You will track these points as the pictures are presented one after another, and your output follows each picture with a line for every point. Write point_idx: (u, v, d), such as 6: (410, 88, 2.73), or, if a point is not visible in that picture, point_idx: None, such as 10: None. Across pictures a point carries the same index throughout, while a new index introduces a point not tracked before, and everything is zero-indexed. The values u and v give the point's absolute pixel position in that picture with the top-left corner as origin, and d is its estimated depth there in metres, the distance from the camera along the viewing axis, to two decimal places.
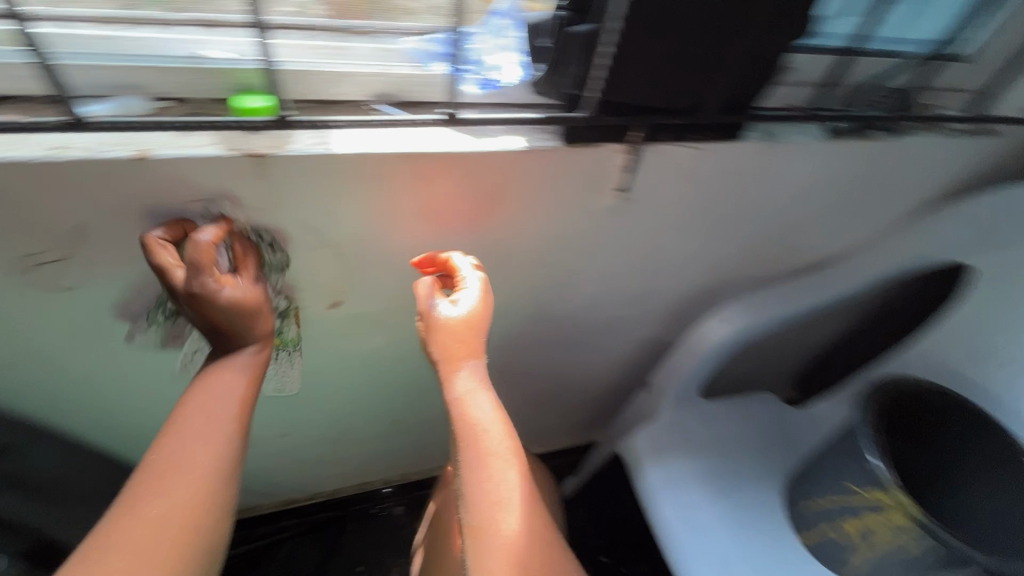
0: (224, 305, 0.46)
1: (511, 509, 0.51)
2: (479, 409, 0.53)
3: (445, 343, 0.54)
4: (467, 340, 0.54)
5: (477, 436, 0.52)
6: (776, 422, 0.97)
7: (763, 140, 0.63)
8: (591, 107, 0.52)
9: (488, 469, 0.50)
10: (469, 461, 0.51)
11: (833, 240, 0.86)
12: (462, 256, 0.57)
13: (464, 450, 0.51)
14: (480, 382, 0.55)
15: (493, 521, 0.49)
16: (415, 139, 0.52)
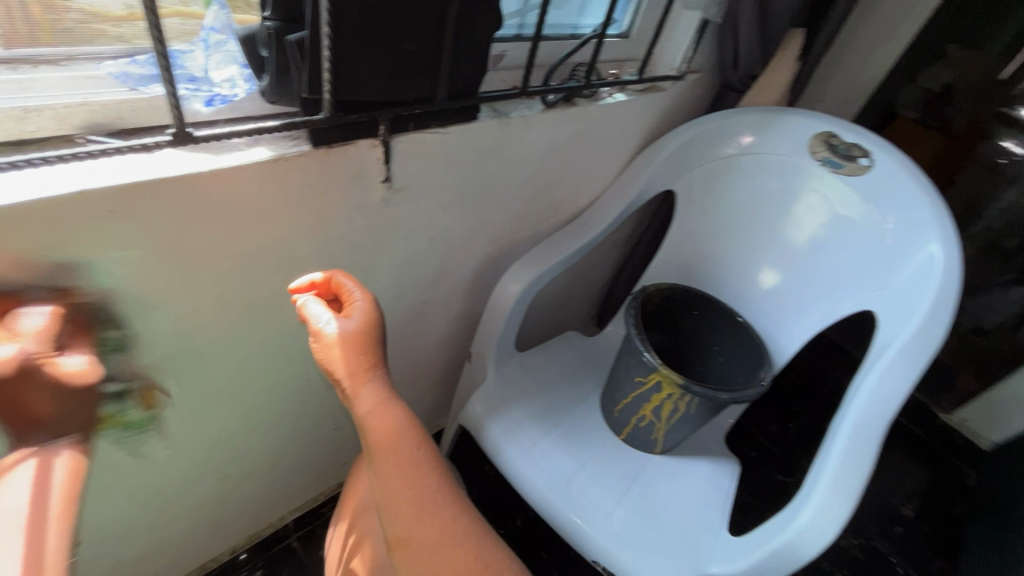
0: None
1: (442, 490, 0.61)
2: (393, 424, 0.61)
3: (347, 364, 0.60)
4: (365, 358, 0.61)
5: (395, 445, 0.60)
6: (581, 352, 1.15)
7: (496, 118, 0.74)
8: (328, 107, 0.53)
9: (412, 465, 0.60)
10: (390, 463, 0.59)
11: (579, 191, 1.04)
12: (345, 279, 0.63)
13: (385, 460, 0.59)
14: (387, 392, 0.63)
15: (418, 500, 0.59)
16: (146, 166, 0.49)
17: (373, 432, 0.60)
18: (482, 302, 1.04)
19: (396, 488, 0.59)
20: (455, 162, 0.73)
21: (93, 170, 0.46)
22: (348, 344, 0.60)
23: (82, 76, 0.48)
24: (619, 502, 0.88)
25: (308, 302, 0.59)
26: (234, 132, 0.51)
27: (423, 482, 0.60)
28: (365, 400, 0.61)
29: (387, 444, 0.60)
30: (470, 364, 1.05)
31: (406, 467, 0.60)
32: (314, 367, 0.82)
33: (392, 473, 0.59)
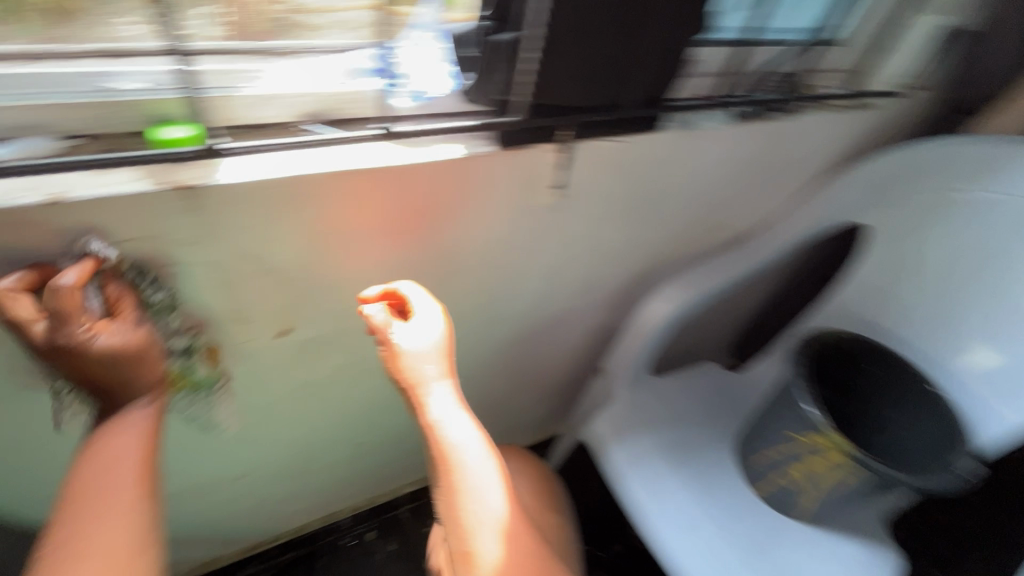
0: (100, 354, 0.42)
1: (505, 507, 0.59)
2: (464, 437, 0.57)
3: (419, 379, 0.54)
4: (439, 372, 0.55)
5: (464, 460, 0.56)
6: (719, 388, 1.04)
7: (681, 129, 0.69)
8: (522, 111, 0.54)
9: (475, 480, 0.57)
10: (458, 478, 0.56)
11: (748, 214, 0.94)
12: (415, 290, 0.56)
13: (451, 474, 0.56)
14: (459, 403, 0.58)
15: (479, 517, 0.57)
16: (350, 157, 0.51)
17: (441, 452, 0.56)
18: (621, 317, 0.99)
19: (457, 502, 0.57)
20: (628, 172, 0.69)
21: (310, 157, 0.50)
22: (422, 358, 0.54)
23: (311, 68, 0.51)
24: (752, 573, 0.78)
25: (378, 315, 0.54)
26: (430, 129, 0.52)
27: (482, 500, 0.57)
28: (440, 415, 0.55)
29: (457, 458, 0.56)
30: (599, 379, 1.00)
31: (468, 483, 0.57)
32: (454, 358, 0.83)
33: (454, 488, 0.56)
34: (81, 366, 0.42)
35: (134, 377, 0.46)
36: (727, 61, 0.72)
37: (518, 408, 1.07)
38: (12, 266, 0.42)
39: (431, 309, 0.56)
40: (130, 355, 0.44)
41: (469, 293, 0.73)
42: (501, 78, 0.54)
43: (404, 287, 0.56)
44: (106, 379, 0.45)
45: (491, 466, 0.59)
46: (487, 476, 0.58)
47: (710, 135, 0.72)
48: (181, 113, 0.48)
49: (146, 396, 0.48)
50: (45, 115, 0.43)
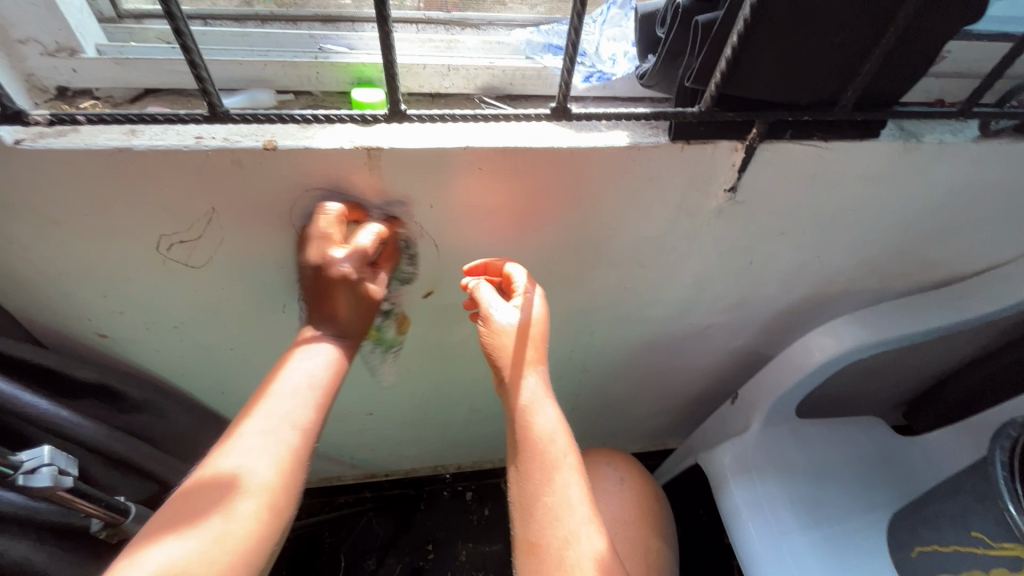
0: (349, 293, 0.51)
1: (583, 512, 0.51)
2: (546, 424, 0.53)
3: (515, 351, 0.53)
4: (534, 353, 0.54)
5: (543, 446, 0.52)
6: (883, 450, 0.88)
7: (901, 140, 0.57)
8: (706, 102, 0.47)
9: (552, 469, 0.52)
10: (533, 466, 0.52)
11: (973, 254, 0.75)
12: (517, 266, 0.55)
13: (529, 460, 0.52)
14: (548, 394, 0.55)
15: (550, 510, 0.51)
16: (517, 134, 0.51)
17: (528, 433, 0.53)
18: (773, 344, 0.88)
19: (531, 491, 0.52)
20: (819, 183, 0.59)
21: (479, 132, 0.50)
22: (516, 334, 0.53)
23: (493, 41, 0.53)
24: None
25: (479, 287, 0.56)
26: (602, 114, 0.49)
27: (556, 494, 0.51)
28: (525, 395, 0.54)
29: (536, 441, 0.52)
30: (732, 406, 0.90)
31: (544, 470, 0.52)
32: (581, 351, 0.81)
33: (529, 473, 0.52)
34: (335, 292, 0.50)
35: (334, 300, 0.51)
36: (988, 60, 0.57)
37: (635, 414, 1.02)
38: (228, 198, 0.50)
39: (534, 290, 0.55)
40: (367, 305, 0.53)
41: (608, 288, 0.70)
42: (688, 62, 0.47)
43: (514, 270, 0.56)
44: (326, 306, 0.51)
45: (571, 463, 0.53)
46: (565, 472, 0.52)
47: (941, 152, 0.58)
48: (375, 79, 0.52)
49: (346, 338, 0.53)
50: (270, 71, 0.49)
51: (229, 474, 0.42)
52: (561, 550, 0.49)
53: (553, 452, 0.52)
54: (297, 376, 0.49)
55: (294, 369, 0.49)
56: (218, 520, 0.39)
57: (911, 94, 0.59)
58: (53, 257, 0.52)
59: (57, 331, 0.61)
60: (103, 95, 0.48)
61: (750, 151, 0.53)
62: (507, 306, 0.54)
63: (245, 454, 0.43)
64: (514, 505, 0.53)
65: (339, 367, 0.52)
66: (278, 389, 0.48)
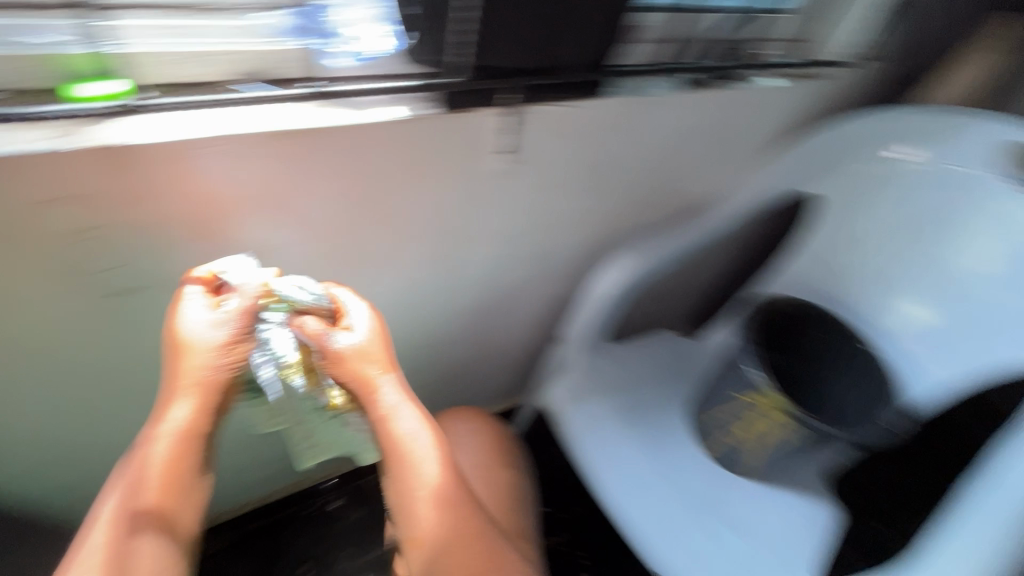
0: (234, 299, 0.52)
1: (428, 461, 0.55)
2: (406, 432, 0.54)
3: (357, 370, 0.52)
4: (378, 366, 0.53)
5: (405, 446, 0.54)
6: (675, 354, 1.07)
7: (628, 94, 0.69)
8: (467, 72, 0.53)
9: (420, 470, 0.55)
10: (402, 467, 0.55)
11: (704, 180, 0.95)
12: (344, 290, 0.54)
13: (397, 462, 0.55)
14: (405, 395, 0.55)
15: (425, 507, 0.56)
16: (286, 116, 0.51)
17: (388, 440, 0.54)
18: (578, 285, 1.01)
19: (402, 484, 0.55)
20: (575, 137, 0.69)
21: (241, 117, 0.49)
22: (354, 355, 0.52)
23: (247, 24, 0.49)
24: (697, 520, 0.82)
25: (304, 320, 0.50)
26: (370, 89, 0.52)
27: (423, 479, 0.55)
28: (382, 403, 0.53)
29: (397, 447, 0.54)
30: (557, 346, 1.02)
31: (417, 474, 0.55)
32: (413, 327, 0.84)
33: (403, 481, 0.55)
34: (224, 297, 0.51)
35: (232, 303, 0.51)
36: (669, 26, 0.72)
37: (481, 376, 1.09)
38: None
39: (358, 307, 0.54)
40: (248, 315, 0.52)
41: (422, 261, 0.73)
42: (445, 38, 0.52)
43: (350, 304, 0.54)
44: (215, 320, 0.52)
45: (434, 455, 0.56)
46: (425, 463, 0.55)
47: (657, 102, 0.72)
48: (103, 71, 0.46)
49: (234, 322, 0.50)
50: None
51: (85, 541, 0.46)
52: (429, 520, 0.56)
53: (415, 455, 0.55)
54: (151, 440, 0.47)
55: (154, 435, 0.47)
56: None
57: (628, 56, 0.73)
58: None
59: None
60: None
61: (515, 113, 0.61)
62: (347, 328, 0.52)
63: (104, 518, 0.47)
64: (398, 509, 0.57)
65: (199, 417, 0.47)
66: (132, 459, 0.48)
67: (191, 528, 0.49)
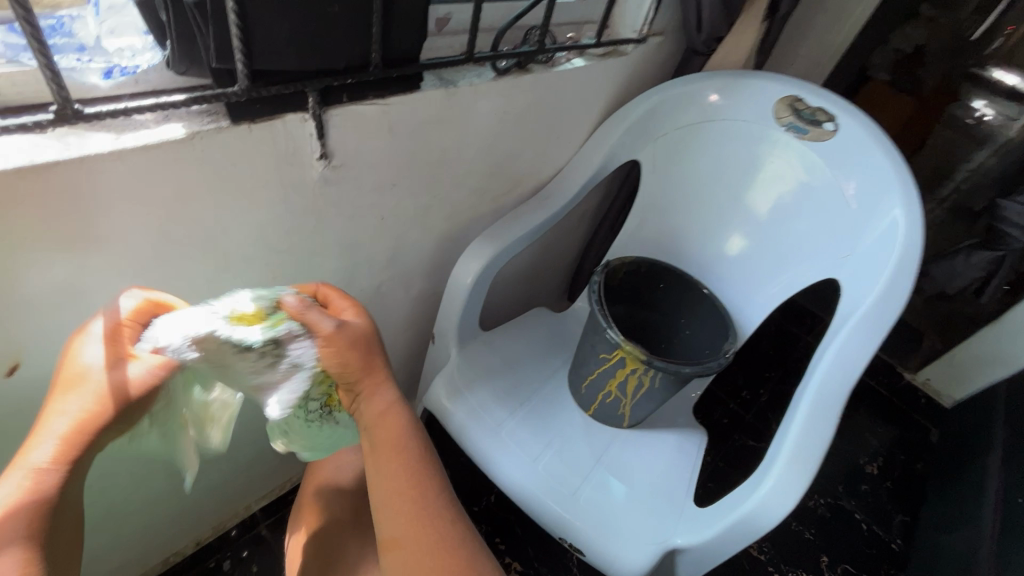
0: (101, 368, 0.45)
1: (419, 471, 0.56)
2: (403, 436, 0.57)
3: (367, 359, 0.56)
4: (359, 372, 0.55)
5: (394, 443, 0.56)
6: (549, 329, 1.12)
7: (443, 87, 0.70)
8: (243, 79, 0.49)
9: (415, 459, 0.56)
10: (387, 469, 0.55)
11: (543, 161, 1.00)
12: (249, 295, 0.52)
13: (387, 461, 0.55)
14: (398, 397, 0.59)
15: (406, 501, 0.54)
16: (34, 150, 0.44)
17: (379, 435, 0.56)
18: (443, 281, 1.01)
19: (385, 495, 0.54)
20: (399, 135, 0.69)
21: None
22: (326, 357, 0.53)
23: None
24: (586, 479, 0.87)
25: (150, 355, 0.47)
26: (135, 107, 0.47)
27: (407, 479, 0.55)
28: (370, 406, 0.57)
29: (387, 444, 0.56)
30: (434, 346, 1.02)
31: (407, 466, 0.55)
32: None
33: (392, 474, 0.55)
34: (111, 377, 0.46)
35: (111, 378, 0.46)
36: None
37: None
38: None
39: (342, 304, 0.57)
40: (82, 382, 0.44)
41: (259, 285, 0.68)
42: (207, 43, 0.47)
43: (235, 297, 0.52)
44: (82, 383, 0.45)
45: (423, 448, 0.58)
46: (413, 462, 0.56)
47: (475, 92, 0.74)
48: None
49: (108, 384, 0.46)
50: None
51: None
52: (408, 539, 0.52)
53: (398, 450, 0.56)
54: (53, 431, 0.41)
55: (49, 428, 0.41)
56: None
57: (439, 49, 0.74)
58: None
59: None
60: None
61: (319, 118, 0.58)
62: (313, 349, 0.53)
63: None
64: (380, 512, 0.54)
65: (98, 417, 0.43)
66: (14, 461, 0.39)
67: (67, 562, 0.40)
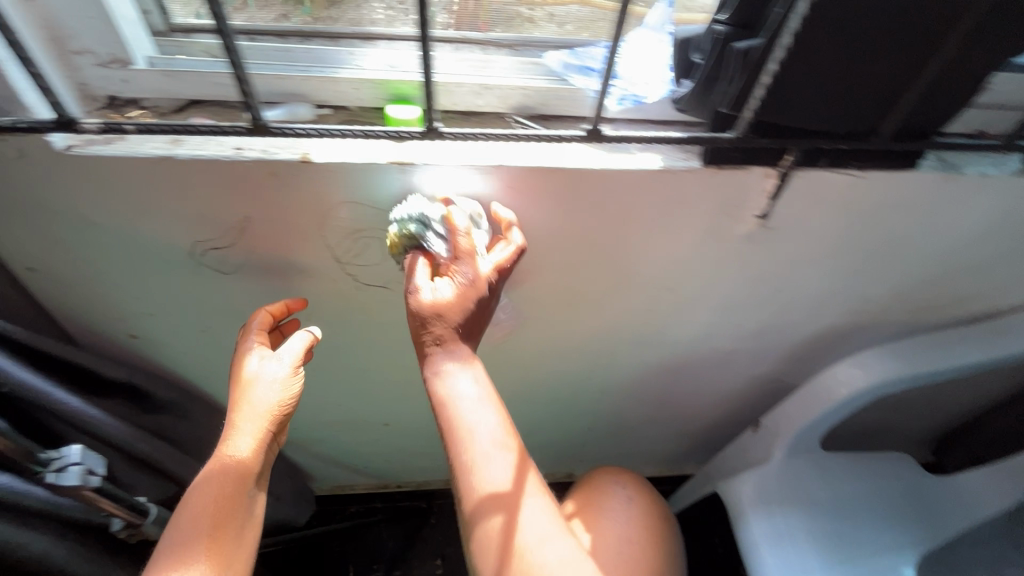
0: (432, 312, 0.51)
1: (499, 460, 0.49)
2: (473, 426, 0.48)
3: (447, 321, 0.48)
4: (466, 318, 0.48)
5: (464, 447, 0.48)
6: (910, 488, 0.85)
7: (942, 172, 0.55)
8: (742, 128, 0.47)
9: (464, 457, 0.48)
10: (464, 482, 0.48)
11: (1014, 286, 0.73)
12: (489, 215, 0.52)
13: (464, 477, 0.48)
14: (481, 390, 0.50)
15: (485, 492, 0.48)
16: (549, 155, 0.51)
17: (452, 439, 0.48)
18: (797, 372, 0.86)
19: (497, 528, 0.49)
20: (853, 212, 0.58)
21: (512, 151, 0.51)
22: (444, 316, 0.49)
23: (528, 62, 0.53)
24: None
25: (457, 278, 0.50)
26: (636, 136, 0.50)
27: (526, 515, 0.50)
28: (446, 389, 0.49)
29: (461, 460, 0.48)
30: (754, 434, 0.87)
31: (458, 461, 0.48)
32: (604, 370, 0.80)
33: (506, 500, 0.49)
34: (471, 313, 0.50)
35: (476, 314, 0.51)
36: None
37: (655, 436, 1.01)
38: (262, 207, 0.51)
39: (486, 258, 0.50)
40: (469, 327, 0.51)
41: (633, 312, 0.69)
42: (727, 89, 0.46)
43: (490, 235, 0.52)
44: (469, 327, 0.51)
45: (501, 434, 0.49)
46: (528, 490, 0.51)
47: (982, 185, 0.57)
48: (410, 97, 0.52)
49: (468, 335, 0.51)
50: (311, 86, 0.50)
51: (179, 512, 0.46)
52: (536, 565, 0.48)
53: (476, 454, 0.48)
54: (258, 405, 0.49)
55: (253, 404, 0.49)
56: (173, 551, 0.44)
57: (949, 125, 0.59)
58: (90, 262, 0.53)
59: (90, 331, 0.62)
60: (150, 105, 0.50)
61: (784, 177, 0.53)
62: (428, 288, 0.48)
63: (204, 488, 0.47)
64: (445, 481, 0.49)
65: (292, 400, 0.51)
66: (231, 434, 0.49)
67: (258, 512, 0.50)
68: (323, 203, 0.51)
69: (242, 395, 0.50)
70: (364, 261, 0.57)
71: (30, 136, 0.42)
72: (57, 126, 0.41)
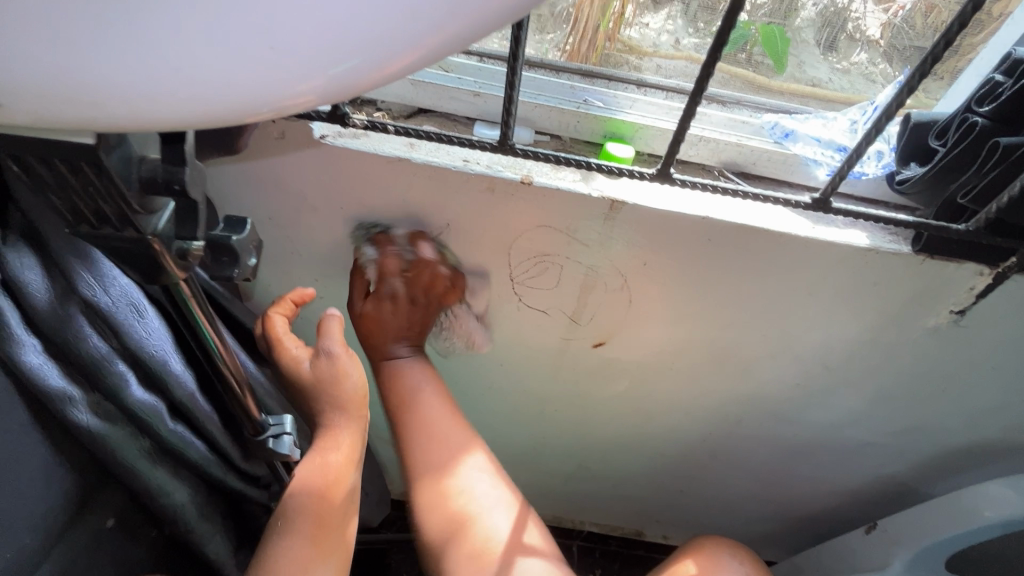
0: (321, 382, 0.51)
1: (498, 510, 0.58)
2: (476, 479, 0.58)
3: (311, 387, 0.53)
4: (348, 406, 0.52)
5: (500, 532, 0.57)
6: None
7: None
8: (977, 223, 0.45)
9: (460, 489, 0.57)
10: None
11: None
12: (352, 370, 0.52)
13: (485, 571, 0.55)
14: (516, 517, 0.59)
15: (481, 530, 0.56)
16: (756, 215, 0.51)
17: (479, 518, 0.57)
18: (927, 480, 0.80)
19: None
20: None
21: (722, 205, 0.51)
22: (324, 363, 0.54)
23: (739, 120, 0.54)
24: None
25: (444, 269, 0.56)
26: (857, 212, 0.48)
27: None
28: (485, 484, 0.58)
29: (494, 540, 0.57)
30: (867, 536, 0.81)
31: (451, 488, 0.57)
32: (723, 435, 0.77)
33: None
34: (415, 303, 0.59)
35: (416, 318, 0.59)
36: None
37: (747, 514, 0.95)
38: (464, 219, 0.53)
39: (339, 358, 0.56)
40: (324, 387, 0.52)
41: (780, 381, 0.66)
42: (968, 180, 0.45)
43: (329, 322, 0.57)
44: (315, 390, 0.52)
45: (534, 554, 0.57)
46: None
47: None
48: (626, 134, 0.54)
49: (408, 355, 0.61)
50: (537, 113, 0.54)
51: (279, 512, 0.50)
52: None
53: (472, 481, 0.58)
54: (344, 401, 0.52)
55: (336, 400, 0.51)
56: (272, 555, 0.48)
57: None
58: (292, 241, 0.57)
59: (261, 303, 0.65)
60: (386, 107, 0.54)
61: (1000, 278, 0.51)
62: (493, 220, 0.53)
63: (301, 497, 0.50)
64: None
65: (352, 384, 0.52)
66: (324, 431, 0.52)
67: (351, 509, 0.53)
68: (523, 226, 0.53)
69: (327, 395, 0.51)
70: (537, 284, 0.58)
71: (298, 120, 0.47)
72: (329, 117, 0.47)
